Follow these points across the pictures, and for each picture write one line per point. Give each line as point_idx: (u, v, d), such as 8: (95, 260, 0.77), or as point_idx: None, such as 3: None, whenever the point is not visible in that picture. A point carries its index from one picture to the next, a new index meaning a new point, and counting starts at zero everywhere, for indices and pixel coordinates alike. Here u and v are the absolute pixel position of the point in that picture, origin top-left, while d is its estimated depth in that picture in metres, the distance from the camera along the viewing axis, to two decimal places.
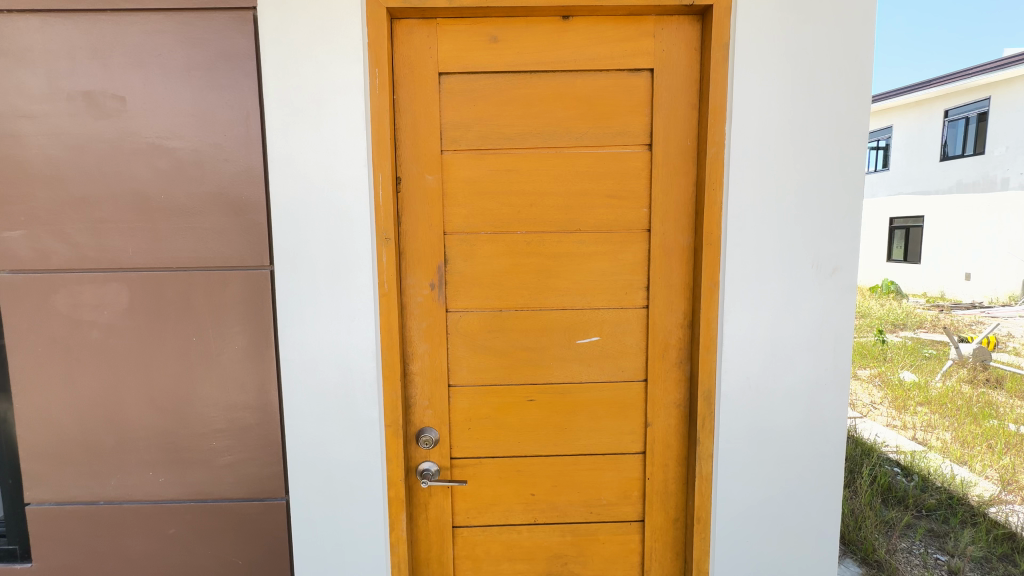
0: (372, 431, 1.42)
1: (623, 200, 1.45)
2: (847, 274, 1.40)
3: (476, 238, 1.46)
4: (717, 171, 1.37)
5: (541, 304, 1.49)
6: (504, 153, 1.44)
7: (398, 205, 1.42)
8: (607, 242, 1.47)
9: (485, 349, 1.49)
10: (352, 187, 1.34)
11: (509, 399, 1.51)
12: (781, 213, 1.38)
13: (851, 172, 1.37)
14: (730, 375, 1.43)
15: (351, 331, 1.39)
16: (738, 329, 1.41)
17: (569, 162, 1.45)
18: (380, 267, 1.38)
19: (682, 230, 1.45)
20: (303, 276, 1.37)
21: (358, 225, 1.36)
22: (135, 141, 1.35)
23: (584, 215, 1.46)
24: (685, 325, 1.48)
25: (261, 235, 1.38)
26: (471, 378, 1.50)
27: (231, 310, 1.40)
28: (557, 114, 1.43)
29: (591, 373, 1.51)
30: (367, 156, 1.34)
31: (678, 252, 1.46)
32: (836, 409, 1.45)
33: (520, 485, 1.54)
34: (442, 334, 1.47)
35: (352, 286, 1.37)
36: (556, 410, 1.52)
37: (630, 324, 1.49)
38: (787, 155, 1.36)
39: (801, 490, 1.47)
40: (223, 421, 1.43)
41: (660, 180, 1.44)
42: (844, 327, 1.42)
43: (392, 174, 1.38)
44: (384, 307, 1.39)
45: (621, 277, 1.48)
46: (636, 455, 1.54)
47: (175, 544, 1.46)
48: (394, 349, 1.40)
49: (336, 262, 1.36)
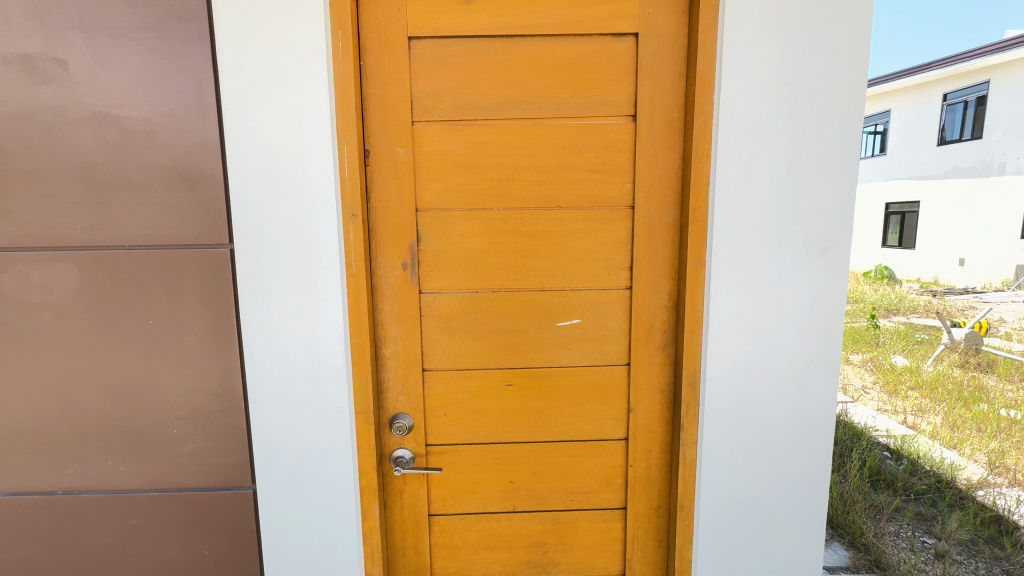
0: (341, 417, 1.36)
1: (606, 175, 1.37)
2: (839, 254, 1.33)
3: (454, 215, 1.38)
4: (704, 143, 1.29)
5: (520, 286, 1.42)
6: (479, 124, 1.35)
7: (366, 180, 1.34)
8: (589, 219, 1.39)
9: (462, 332, 1.43)
10: (316, 160, 1.26)
11: (487, 384, 1.45)
12: (772, 188, 1.31)
13: (847, 145, 1.30)
14: (716, 359, 1.37)
15: (318, 314, 1.32)
16: (725, 311, 1.35)
17: (548, 135, 1.36)
18: (348, 246, 1.31)
19: (667, 207, 1.38)
20: (266, 255, 1.29)
21: (322, 200, 1.27)
22: (80, 109, 1.25)
23: (565, 190, 1.38)
24: (670, 306, 1.42)
25: (218, 212, 1.29)
26: (447, 362, 1.44)
27: (189, 292, 1.32)
28: (535, 83, 1.34)
29: (572, 357, 1.44)
30: (331, 127, 1.26)
31: (663, 230, 1.39)
32: (826, 394, 1.40)
33: (498, 473, 1.49)
34: (415, 317, 1.41)
35: (317, 266, 1.30)
36: (537, 395, 1.46)
37: (612, 306, 1.43)
38: (780, 126, 1.28)
39: (789, 478, 1.43)
40: (185, 408, 1.37)
41: (645, 153, 1.35)
42: (835, 309, 1.36)
43: (359, 147, 1.30)
44: (353, 288, 1.32)
45: (603, 256, 1.41)
46: (619, 442, 1.48)
47: (137, 535, 1.41)
48: (364, 332, 1.34)
49: (301, 241, 1.29)
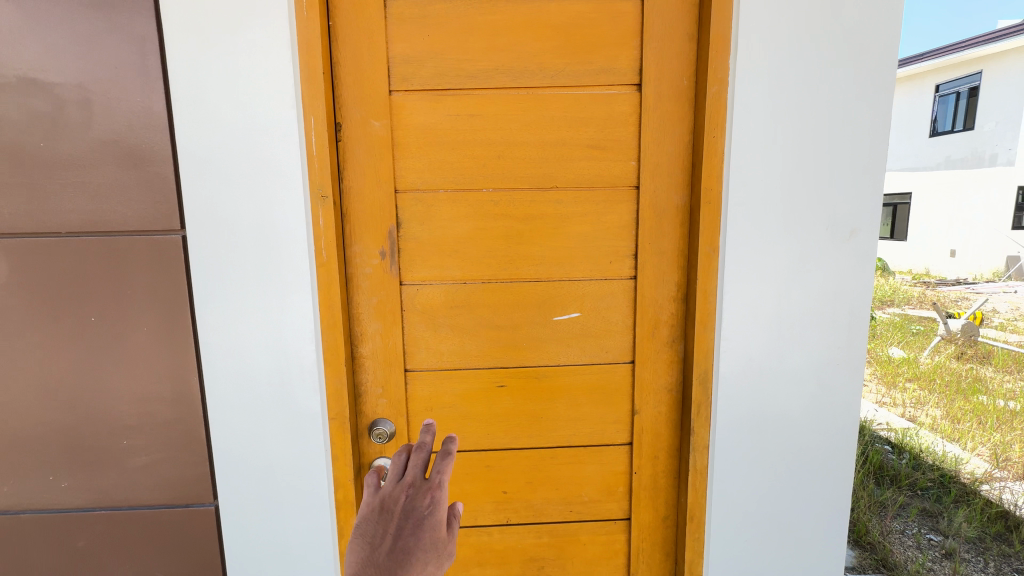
0: (313, 424, 1.21)
1: (608, 151, 1.23)
2: (866, 238, 1.20)
3: (438, 197, 1.23)
4: (718, 114, 1.15)
5: (513, 276, 1.27)
6: (465, 94, 1.20)
7: (338, 157, 1.19)
8: (589, 201, 1.25)
9: (448, 328, 1.28)
10: (279, 133, 1.11)
11: (476, 386, 1.31)
12: (793, 165, 1.17)
13: (877, 116, 1.17)
14: (729, 355, 1.24)
15: (284, 309, 1.17)
16: (740, 302, 1.22)
17: (543, 106, 1.21)
18: (318, 232, 1.15)
19: (676, 187, 1.23)
20: (223, 243, 1.14)
21: (287, 179, 1.12)
22: (3, 75, 1.08)
23: (562, 168, 1.23)
24: (678, 298, 1.28)
25: (167, 194, 1.13)
26: (432, 361, 1.30)
27: (136, 284, 1.16)
28: (528, 47, 1.19)
29: (570, 355, 1.30)
30: (296, 95, 1.10)
31: (671, 214, 1.25)
32: (850, 393, 1.27)
33: (490, 482, 1.35)
34: (395, 312, 1.26)
35: (283, 255, 1.15)
36: (532, 397, 1.32)
37: (615, 297, 1.29)
38: (802, 94, 1.15)
39: (808, 484, 1.30)
40: (135, 416, 1.21)
41: (651, 127, 1.21)
42: (861, 299, 1.23)
43: (328, 119, 1.14)
44: (324, 280, 1.17)
45: (605, 243, 1.26)
46: (622, 447, 1.35)
47: (85, 559, 1.25)
48: (338, 329, 1.19)
49: (263, 226, 1.13)
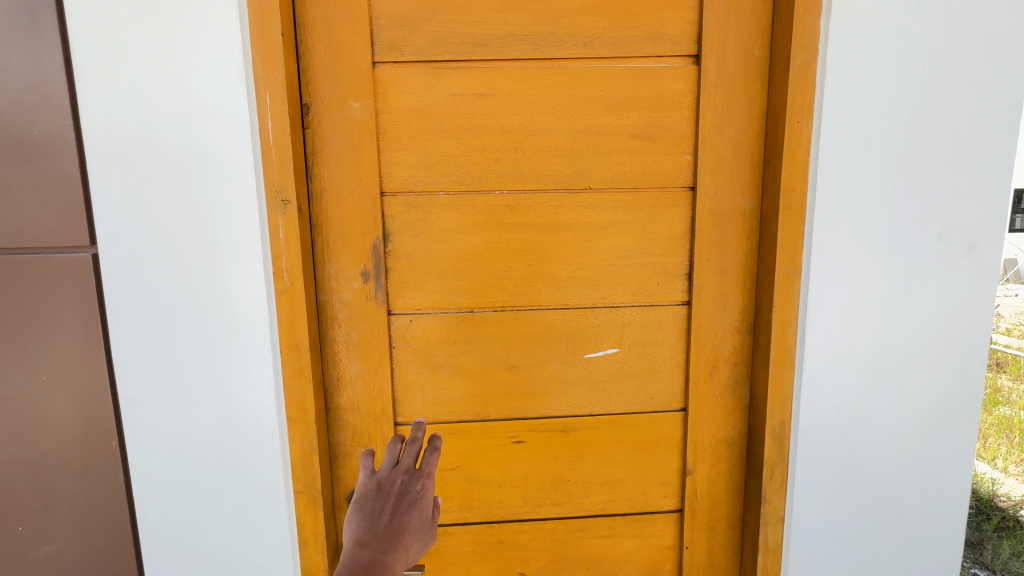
0: (275, 500, 0.92)
1: (656, 142, 0.95)
2: (989, 253, 0.94)
3: (436, 203, 0.95)
4: (805, 92, 0.88)
5: (533, 302, 0.99)
6: (473, 68, 0.92)
7: (307, 150, 0.91)
8: (632, 207, 0.97)
9: (450, 369, 1.00)
10: (223, 117, 0.83)
11: (486, 442, 1.03)
12: (898, 159, 0.90)
13: (1009, 94, 0.90)
14: (812, 404, 0.96)
15: (234, 350, 0.88)
16: (827, 336, 0.95)
17: (573, 84, 0.93)
18: (279, 248, 0.87)
19: (743, 188, 0.96)
20: (151, 264, 0.85)
21: (235, 179, 0.84)
22: None
23: (598, 163, 0.95)
24: (743, 329, 1.01)
25: (72, 197, 0.84)
26: (430, 412, 1.01)
27: (32, 319, 0.86)
28: (554, 6, 0.91)
29: (605, 401, 1.03)
30: (246, 66, 0.82)
31: (736, 222, 0.97)
32: (962, 449, 1.00)
33: (503, 562, 1.07)
34: (382, 350, 0.98)
35: (232, 279, 0.86)
36: (556, 455, 1.04)
37: (662, 329, 1.01)
38: (914, 66, 0.88)
39: (907, 563, 1.03)
40: (33, 493, 0.91)
41: (712, 111, 0.94)
42: (980, 331, 0.96)
43: (291, 99, 0.86)
44: (286, 311, 0.88)
45: (651, 259, 0.99)
46: (669, 515, 1.07)
47: None
48: (305, 376, 0.90)
49: (205, 241, 0.85)
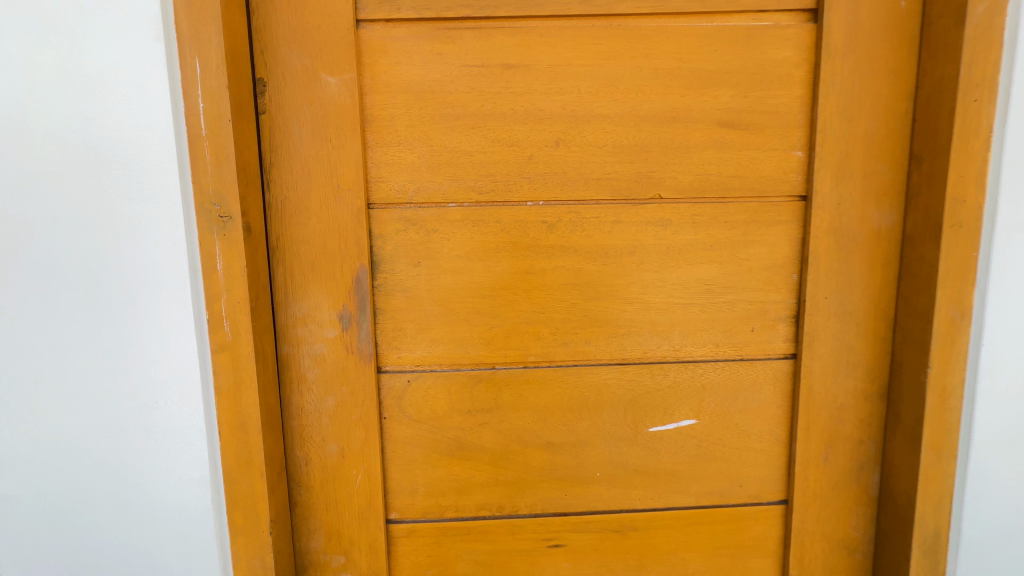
0: None
1: (753, 134, 0.67)
2: None
3: (444, 219, 0.68)
4: (986, 57, 0.60)
5: (578, 357, 0.71)
6: (496, 28, 0.65)
7: (261, 145, 0.64)
8: (718, 224, 0.69)
9: (461, 447, 0.72)
10: (134, 97, 0.56)
11: (511, 546, 0.74)
12: None
13: None
14: (980, 505, 0.67)
15: (155, 429, 0.62)
16: (1004, 409, 0.66)
17: (638, 51, 0.66)
18: (215, 286, 0.59)
19: (877, 197, 0.68)
20: (33, 308, 0.59)
21: (153, 187, 0.58)
22: None
23: (672, 163, 0.68)
24: (872, 393, 0.72)
25: None
26: (434, 506, 0.73)
27: None
28: None
29: (676, 491, 0.74)
30: (166, 19, 0.56)
31: (867, 245, 0.69)
32: None
33: None
34: (367, 423, 0.70)
35: (150, 331, 0.60)
36: (607, 563, 0.76)
37: (756, 392, 0.73)
38: None
39: None
40: None
41: (837, 88, 0.66)
42: None
43: (234, 69, 0.59)
44: (227, 377, 0.61)
45: (742, 297, 0.71)
46: None
47: None
48: (254, 468, 0.63)
49: (112, 276, 0.59)
